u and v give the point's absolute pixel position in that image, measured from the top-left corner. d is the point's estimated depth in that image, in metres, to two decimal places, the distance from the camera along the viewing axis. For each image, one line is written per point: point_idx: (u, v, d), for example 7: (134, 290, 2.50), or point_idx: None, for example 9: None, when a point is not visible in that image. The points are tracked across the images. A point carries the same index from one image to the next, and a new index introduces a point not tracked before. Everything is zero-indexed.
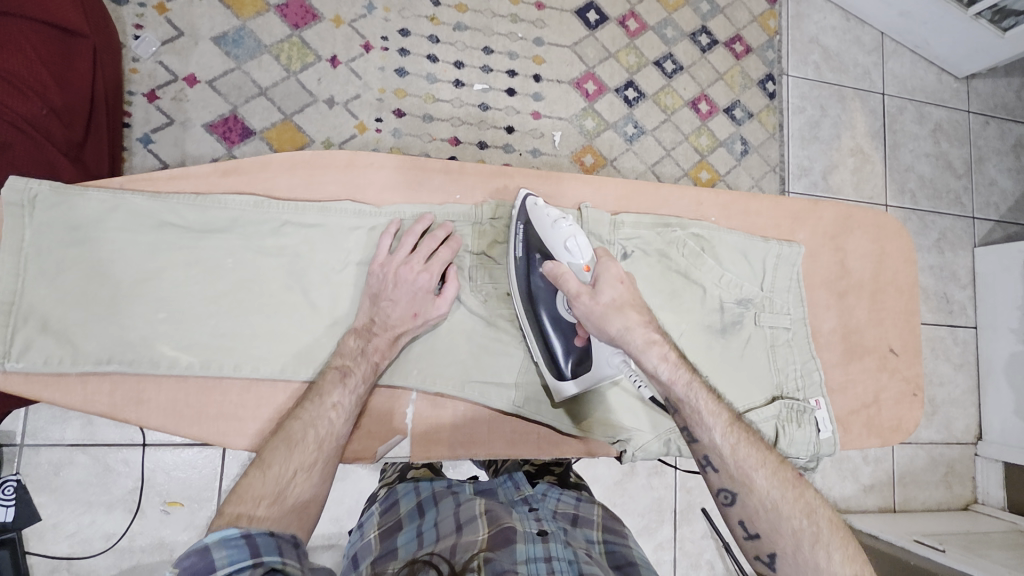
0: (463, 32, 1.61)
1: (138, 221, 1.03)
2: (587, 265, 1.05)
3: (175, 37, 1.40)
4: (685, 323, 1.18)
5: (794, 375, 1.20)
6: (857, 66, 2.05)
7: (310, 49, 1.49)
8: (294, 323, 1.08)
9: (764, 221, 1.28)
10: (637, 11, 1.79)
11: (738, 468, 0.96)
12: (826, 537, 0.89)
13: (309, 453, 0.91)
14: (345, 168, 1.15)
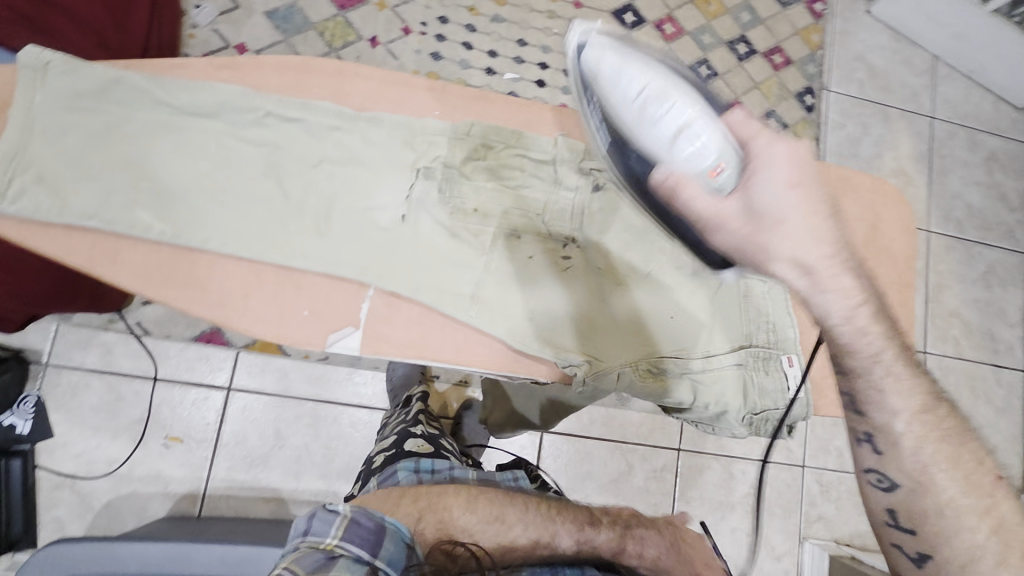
0: (499, 24, 1.68)
1: (137, 97, 0.97)
2: (715, 168, 0.71)
3: (232, 9, 1.51)
4: (653, 263, 1.03)
5: (764, 326, 1.04)
6: (904, 86, 1.99)
7: (353, 29, 1.58)
8: (260, 216, 0.98)
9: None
10: (674, 16, 1.81)
11: (915, 459, 0.69)
12: (1010, 549, 0.66)
13: None
14: (330, 77, 1.08)
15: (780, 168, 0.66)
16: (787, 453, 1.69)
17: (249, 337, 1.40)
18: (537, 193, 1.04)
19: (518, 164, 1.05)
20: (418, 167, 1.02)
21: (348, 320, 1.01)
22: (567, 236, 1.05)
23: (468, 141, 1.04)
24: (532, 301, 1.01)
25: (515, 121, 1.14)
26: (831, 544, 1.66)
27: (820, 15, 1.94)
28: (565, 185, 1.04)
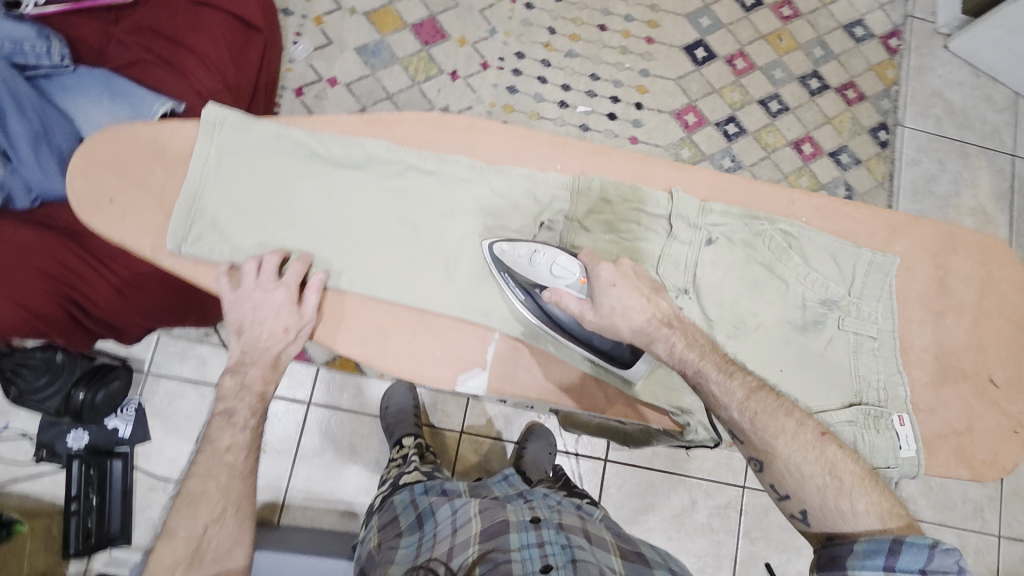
0: (573, 59, 1.73)
1: (293, 148, 0.91)
2: (583, 277, 0.84)
3: (326, 45, 1.61)
4: (761, 316, 0.88)
5: (876, 385, 0.87)
6: (984, 123, 1.94)
7: (435, 64, 1.66)
8: (399, 265, 0.90)
9: (864, 230, 0.93)
10: (746, 52, 1.82)
11: (760, 437, 0.82)
12: (852, 489, 0.78)
13: (216, 505, 0.91)
14: (443, 124, 0.96)
15: (615, 282, 0.82)
16: None
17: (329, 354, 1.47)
18: (654, 245, 0.89)
19: (633, 216, 0.90)
20: (542, 220, 0.92)
21: (473, 361, 0.93)
22: (682, 289, 0.88)
23: (585, 197, 0.91)
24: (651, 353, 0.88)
25: (631, 175, 0.93)
26: None
27: (896, 50, 1.92)
28: (676, 238, 0.89)
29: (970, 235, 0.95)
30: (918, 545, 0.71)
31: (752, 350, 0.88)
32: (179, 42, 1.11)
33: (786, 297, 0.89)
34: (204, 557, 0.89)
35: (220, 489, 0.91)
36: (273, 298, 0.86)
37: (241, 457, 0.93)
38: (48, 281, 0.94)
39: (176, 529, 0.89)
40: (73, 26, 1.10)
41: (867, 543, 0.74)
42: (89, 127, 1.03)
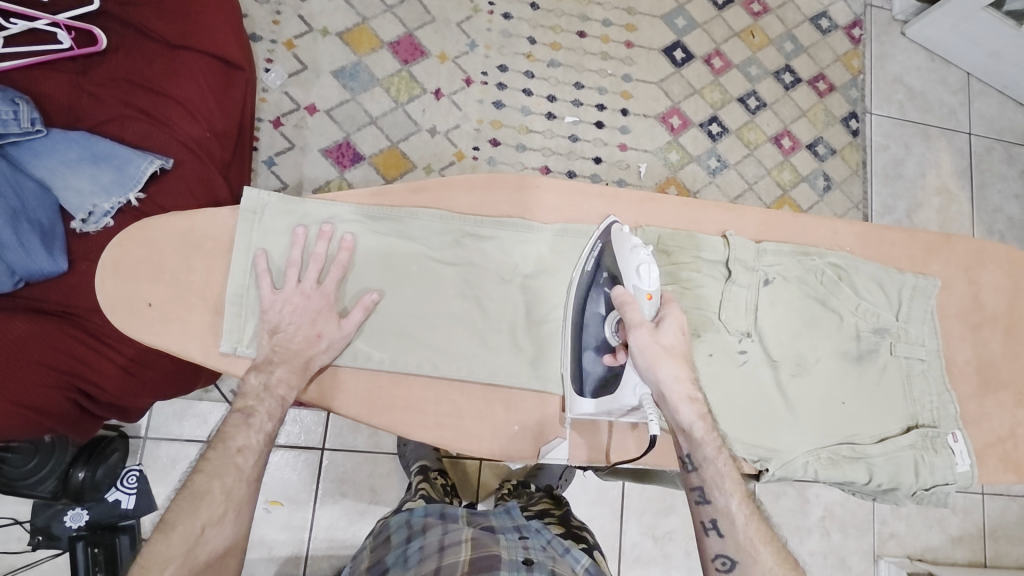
0: (556, 68, 1.70)
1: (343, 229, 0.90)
2: (651, 297, 0.85)
3: (300, 70, 1.53)
4: (819, 350, 0.90)
5: (931, 407, 0.90)
6: (941, 105, 2.04)
7: (417, 83, 1.60)
8: (458, 332, 0.91)
9: (900, 253, 0.96)
10: (722, 50, 1.84)
11: (745, 537, 0.81)
12: None
13: (217, 506, 0.79)
14: (483, 186, 0.95)
15: (673, 324, 0.85)
16: None
17: None
18: (713, 291, 0.89)
19: (692, 265, 0.90)
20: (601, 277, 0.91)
21: (553, 431, 0.93)
22: (744, 333, 0.88)
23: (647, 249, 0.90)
24: (718, 397, 0.87)
25: (684, 220, 0.93)
26: (906, 561, 1.70)
27: (859, 40, 1.99)
28: (734, 282, 0.89)
29: (988, 245, 0.99)
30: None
31: (816, 387, 0.89)
32: (160, 91, 1.03)
33: (841, 329, 0.91)
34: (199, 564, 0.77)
35: (226, 491, 0.80)
36: (312, 297, 0.86)
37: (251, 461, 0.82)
38: (47, 371, 0.87)
39: (171, 527, 0.76)
40: (37, 82, 0.99)
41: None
42: (68, 195, 0.93)
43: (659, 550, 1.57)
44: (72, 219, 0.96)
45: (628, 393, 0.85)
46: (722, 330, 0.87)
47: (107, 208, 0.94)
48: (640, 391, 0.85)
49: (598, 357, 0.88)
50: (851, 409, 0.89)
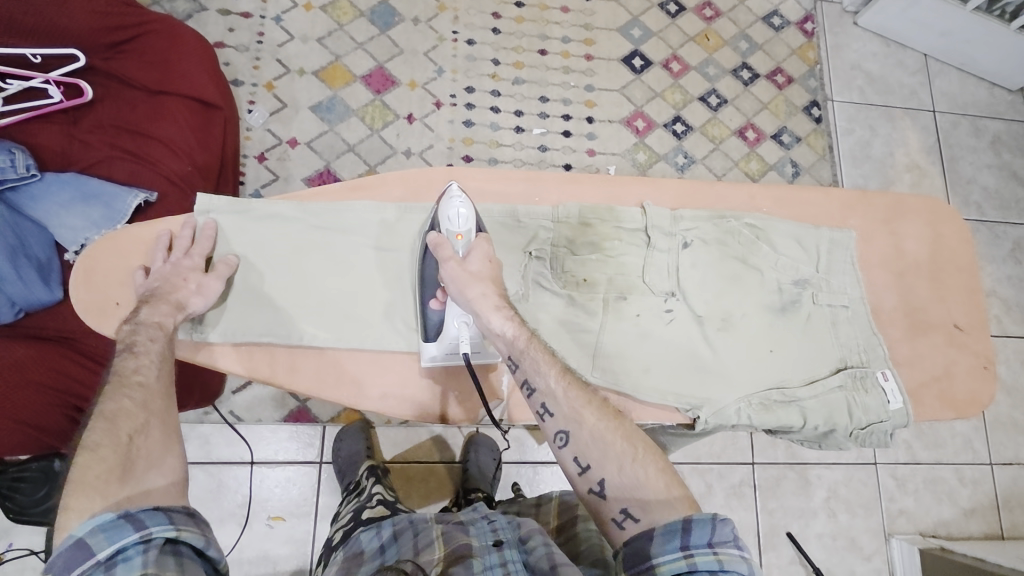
0: (521, 85, 1.80)
1: (287, 228, 0.98)
2: (460, 236, 0.89)
3: (280, 108, 1.65)
4: (743, 305, 0.94)
5: (857, 348, 0.94)
6: (902, 87, 2.10)
7: (390, 110, 1.70)
8: (406, 316, 0.98)
9: (815, 211, 1.02)
10: (679, 54, 1.94)
11: (568, 407, 0.83)
12: (645, 458, 0.77)
13: (136, 417, 0.77)
14: (417, 185, 1.03)
15: (482, 257, 0.90)
16: (856, 451, 1.73)
17: (334, 409, 1.47)
18: (636, 257, 0.94)
19: (615, 235, 0.94)
20: (530, 250, 0.95)
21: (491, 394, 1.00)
22: (669, 293, 0.93)
23: (568, 222, 0.94)
24: (648, 354, 0.91)
25: (604, 196, 0.98)
26: (917, 537, 1.68)
27: (812, 33, 2.07)
28: (655, 248, 0.94)
29: (910, 199, 1.05)
30: (705, 518, 0.68)
31: (740, 338, 0.93)
32: (143, 133, 1.13)
33: (763, 284, 0.96)
34: (137, 467, 0.73)
35: (139, 404, 0.78)
36: (177, 264, 0.90)
37: (153, 372, 0.82)
38: (50, 392, 0.92)
39: (93, 447, 0.72)
40: (33, 134, 1.08)
41: (662, 529, 0.70)
42: (63, 232, 1.02)
43: None
44: (67, 252, 1.05)
45: (452, 325, 0.94)
46: (647, 291, 0.92)
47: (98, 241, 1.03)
48: (462, 319, 0.93)
49: (432, 304, 0.95)
50: (781, 356, 0.93)
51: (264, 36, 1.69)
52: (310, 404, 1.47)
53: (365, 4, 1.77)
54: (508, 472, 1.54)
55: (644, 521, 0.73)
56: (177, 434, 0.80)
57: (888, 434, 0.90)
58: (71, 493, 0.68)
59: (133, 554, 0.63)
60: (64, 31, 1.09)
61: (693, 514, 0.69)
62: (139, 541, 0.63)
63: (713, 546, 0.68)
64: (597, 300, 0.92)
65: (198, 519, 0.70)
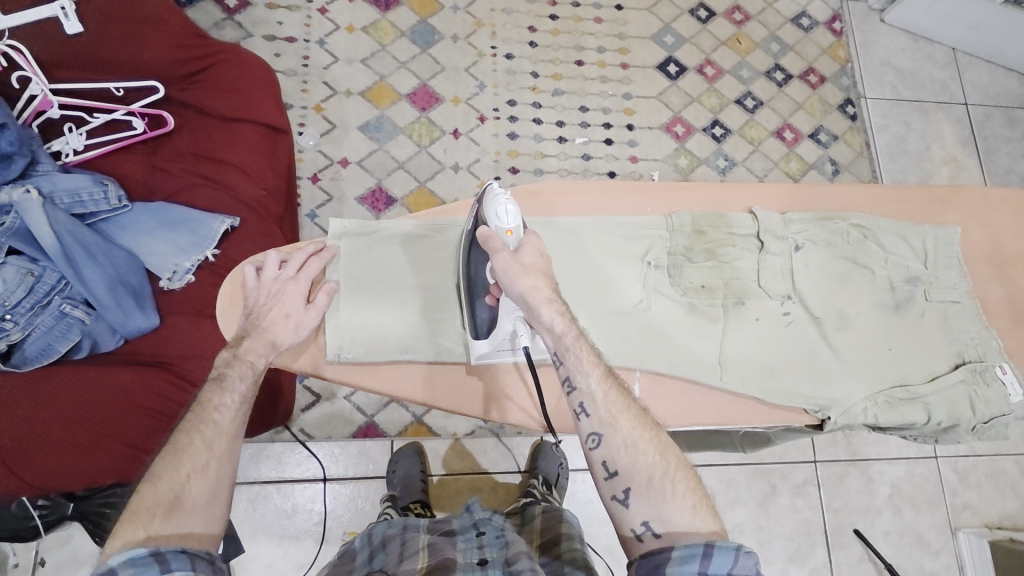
0: (560, 96, 1.83)
1: (406, 244, 1.00)
2: (510, 231, 0.87)
3: (330, 129, 1.68)
4: (857, 305, 0.93)
5: (973, 343, 0.93)
6: (932, 81, 2.11)
7: (436, 126, 1.73)
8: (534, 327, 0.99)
9: (911, 207, 1.01)
10: (712, 59, 1.96)
11: (606, 410, 0.81)
12: (674, 472, 0.77)
13: (200, 455, 0.73)
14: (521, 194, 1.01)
15: (532, 251, 0.88)
16: (916, 446, 1.72)
17: (400, 424, 1.52)
18: (750, 261, 0.94)
19: (728, 241, 0.93)
20: (649, 259, 0.92)
21: None
22: (786, 296, 0.92)
23: (683, 230, 0.93)
24: (772, 356, 0.90)
25: (711, 204, 0.97)
26: (984, 530, 1.67)
27: (841, 32, 2.09)
28: (767, 251, 0.93)
29: (993, 193, 1.06)
30: (728, 548, 0.68)
31: (860, 337, 0.92)
32: (220, 159, 1.14)
33: (874, 283, 0.95)
34: (182, 510, 0.68)
35: (205, 442, 0.74)
36: (284, 287, 0.91)
37: (227, 415, 0.78)
38: (156, 417, 0.96)
39: (151, 479, 0.70)
40: (117, 165, 1.12)
41: (682, 550, 0.70)
42: (153, 259, 1.04)
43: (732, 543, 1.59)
44: (158, 279, 1.07)
45: (506, 321, 0.93)
46: (764, 294, 0.91)
47: (187, 266, 1.04)
48: (515, 316, 0.92)
49: (483, 302, 0.93)
50: (899, 354, 0.92)
51: (310, 60, 1.72)
52: (377, 420, 1.51)
53: (405, 24, 1.80)
54: (574, 479, 1.55)
55: (665, 538, 0.73)
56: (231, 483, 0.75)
57: (1007, 428, 0.90)
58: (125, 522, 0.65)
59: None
60: (141, 65, 1.10)
61: (717, 541, 0.69)
62: None
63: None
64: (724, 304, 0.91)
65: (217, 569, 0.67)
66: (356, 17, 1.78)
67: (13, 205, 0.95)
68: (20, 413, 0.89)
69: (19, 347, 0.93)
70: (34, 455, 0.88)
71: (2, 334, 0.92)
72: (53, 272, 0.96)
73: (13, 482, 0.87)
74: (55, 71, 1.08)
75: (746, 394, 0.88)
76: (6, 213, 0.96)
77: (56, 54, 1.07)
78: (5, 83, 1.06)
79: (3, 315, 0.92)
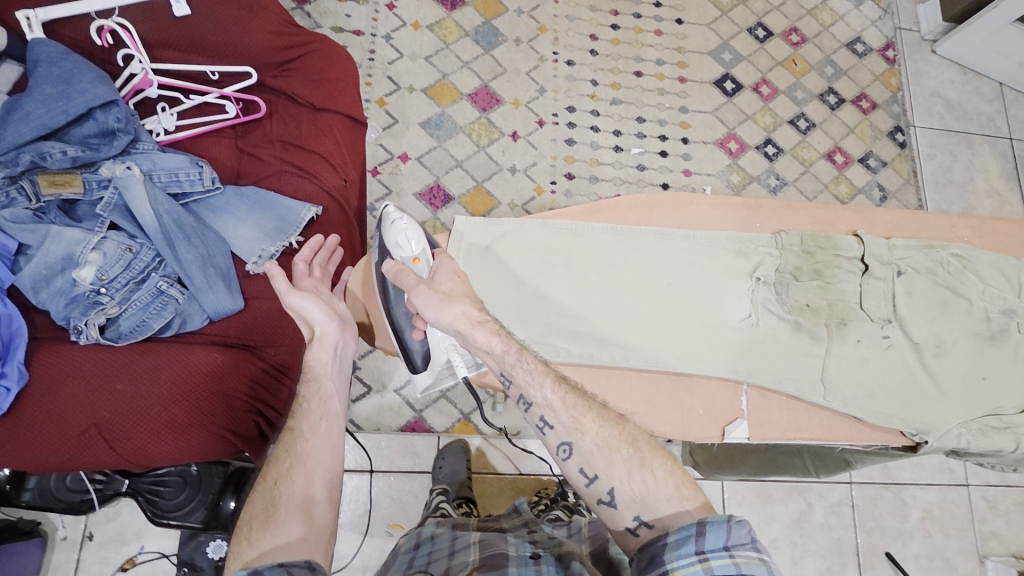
0: (618, 105, 1.84)
1: (532, 245, 1.05)
2: (417, 258, 0.99)
3: (392, 124, 1.69)
4: (955, 333, 1.00)
5: None
6: (980, 114, 2.09)
7: (496, 127, 1.75)
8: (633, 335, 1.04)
9: (1012, 242, 1.11)
10: (768, 78, 1.98)
11: (569, 418, 0.81)
12: (653, 460, 0.77)
13: (282, 465, 0.82)
14: (637, 208, 1.09)
15: (439, 277, 0.96)
16: (949, 473, 1.73)
17: (448, 421, 1.51)
18: (854, 284, 1.03)
19: (835, 262, 1.03)
20: (757, 275, 1.04)
21: (733, 413, 1.02)
22: (886, 320, 1.01)
23: (793, 250, 1.04)
24: (873, 378, 1.00)
25: (820, 225, 1.09)
26: (1012, 559, 1.67)
27: (894, 59, 2.11)
28: (872, 275, 1.03)
29: None
30: (720, 520, 0.65)
31: (958, 366, 0.99)
32: (307, 147, 1.13)
33: (971, 313, 1.00)
34: (276, 514, 0.76)
35: (285, 450, 0.84)
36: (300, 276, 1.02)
37: (299, 417, 0.87)
38: (241, 400, 0.98)
39: (253, 498, 0.80)
40: (206, 148, 1.13)
41: (677, 536, 0.66)
42: (239, 243, 1.05)
43: None
44: (243, 264, 1.07)
45: (440, 352, 1.01)
46: (867, 318, 1.01)
47: (273, 252, 1.05)
48: (447, 347, 1.00)
49: (412, 334, 1.02)
50: (994, 384, 0.98)
51: (375, 54, 1.73)
52: (425, 415, 1.51)
53: (469, 24, 1.81)
54: None
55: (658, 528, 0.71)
56: (329, 478, 0.82)
57: None
58: (239, 542, 0.75)
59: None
60: (241, 49, 1.12)
61: (708, 517, 0.66)
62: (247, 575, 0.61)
63: (729, 550, 0.64)
64: (830, 326, 1.01)
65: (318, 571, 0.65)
66: (422, 15, 1.79)
67: (114, 180, 0.98)
68: (119, 388, 0.90)
69: (114, 322, 0.94)
70: (130, 431, 0.89)
71: (99, 308, 0.93)
72: (149, 250, 0.98)
73: (109, 454, 0.89)
74: (158, 51, 1.10)
75: (847, 413, 1.00)
76: (104, 187, 0.99)
77: (161, 34, 1.08)
78: (109, 62, 1.09)
79: (100, 289, 0.94)
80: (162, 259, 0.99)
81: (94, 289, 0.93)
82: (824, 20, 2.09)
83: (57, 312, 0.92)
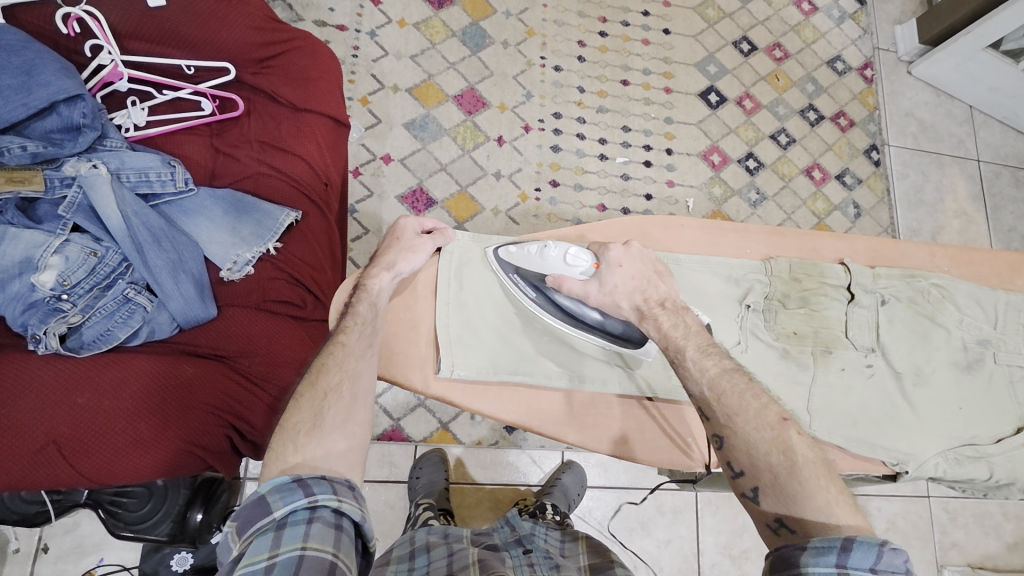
0: (604, 113, 1.84)
1: None
2: (597, 264, 0.94)
3: (374, 124, 1.65)
4: (933, 362, 1.03)
5: None
6: (951, 135, 2.15)
7: (481, 131, 1.72)
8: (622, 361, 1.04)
9: (986, 272, 1.15)
10: (752, 92, 2.00)
11: (750, 453, 0.76)
12: (803, 467, 0.73)
13: (332, 376, 0.80)
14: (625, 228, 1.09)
15: (622, 263, 0.94)
16: (913, 485, 1.78)
17: (426, 430, 1.48)
18: (839, 311, 1.04)
19: (821, 290, 1.05)
20: (747, 302, 1.04)
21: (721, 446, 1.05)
22: (869, 349, 1.03)
23: (781, 277, 1.05)
24: (854, 406, 1.01)
25: (805, 252, 1.11)
26: (968, 569, 1.74)
27: (872, 79, 2.16)
28: (857, 304, 1.05)
29: None
30: (870, 542, 0.63)
31: (935, 395, 1.01)
32: (287, 149, 1.09)
33: (948, 342, 1.04)
34: (322, 425, 0.74)
35: (337, 363, 0.81)
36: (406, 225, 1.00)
37: (353, 337, 0.85)
38: (212, 413, 0.94)
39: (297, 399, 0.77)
40: (179, 145, 1.08)
41: (817, 544, 0.65)
42: (213, 247, 1.00)
43: (737, 569, 1.57)
44: (217, 269, 1.03)
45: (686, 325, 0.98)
46: (851, 346, 1.02)
47: (249, 258, 1.00)
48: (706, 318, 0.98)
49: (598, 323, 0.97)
50: (969, 413, 1.01)
51: (359, 50, 1.69)
52: (402, 424, 1.48)
53: (456, 24, 1.78)
54: (590, 495, 1.54)
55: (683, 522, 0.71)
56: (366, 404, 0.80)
57: None
58: (279, 439, 0.73)
59: (300, 521, 0.63)
60: (220, 44, 1.07)
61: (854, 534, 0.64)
62: (292, 481, 0.66)
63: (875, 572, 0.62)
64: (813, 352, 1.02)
65: (357, 494, 0.69)
66: (409, 12, 1.75)
67: (79, 179, 0.92)
68: (81, 401, 0.85)
69: (76, 331, 0.89)
70: (91, 445, 0.84)
71: (59, 316, 0.88)
72: (115, 253, 0.93)
73: (68, 472, 0.84)
74: (128, 41, 1.04)
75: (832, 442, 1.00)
76: (68, 185, 0.93)
77: (132, 24, 1.02)
78: (75, 51, 1.02)
79: (61, 295, 0.88)
80: (129, 264, 0.94)
81: (55, 295, 0.88)
82: (806, 37, 2.12)
83: (13, 318, 0.87)
